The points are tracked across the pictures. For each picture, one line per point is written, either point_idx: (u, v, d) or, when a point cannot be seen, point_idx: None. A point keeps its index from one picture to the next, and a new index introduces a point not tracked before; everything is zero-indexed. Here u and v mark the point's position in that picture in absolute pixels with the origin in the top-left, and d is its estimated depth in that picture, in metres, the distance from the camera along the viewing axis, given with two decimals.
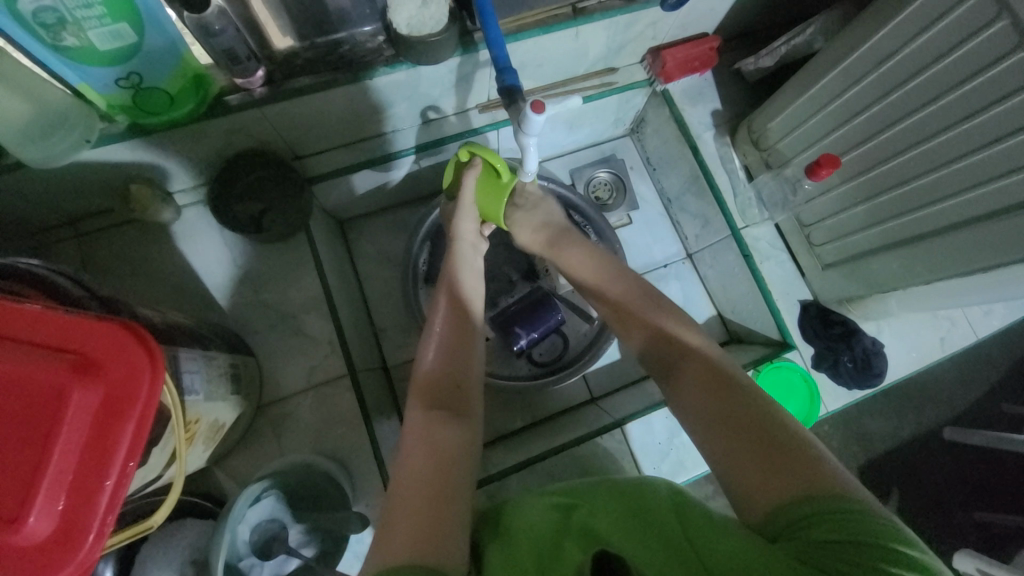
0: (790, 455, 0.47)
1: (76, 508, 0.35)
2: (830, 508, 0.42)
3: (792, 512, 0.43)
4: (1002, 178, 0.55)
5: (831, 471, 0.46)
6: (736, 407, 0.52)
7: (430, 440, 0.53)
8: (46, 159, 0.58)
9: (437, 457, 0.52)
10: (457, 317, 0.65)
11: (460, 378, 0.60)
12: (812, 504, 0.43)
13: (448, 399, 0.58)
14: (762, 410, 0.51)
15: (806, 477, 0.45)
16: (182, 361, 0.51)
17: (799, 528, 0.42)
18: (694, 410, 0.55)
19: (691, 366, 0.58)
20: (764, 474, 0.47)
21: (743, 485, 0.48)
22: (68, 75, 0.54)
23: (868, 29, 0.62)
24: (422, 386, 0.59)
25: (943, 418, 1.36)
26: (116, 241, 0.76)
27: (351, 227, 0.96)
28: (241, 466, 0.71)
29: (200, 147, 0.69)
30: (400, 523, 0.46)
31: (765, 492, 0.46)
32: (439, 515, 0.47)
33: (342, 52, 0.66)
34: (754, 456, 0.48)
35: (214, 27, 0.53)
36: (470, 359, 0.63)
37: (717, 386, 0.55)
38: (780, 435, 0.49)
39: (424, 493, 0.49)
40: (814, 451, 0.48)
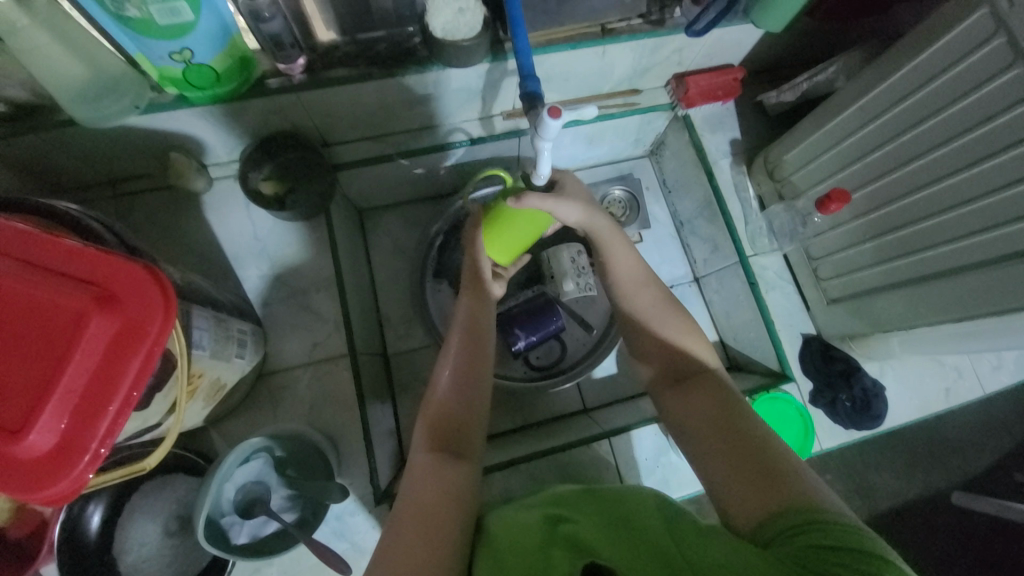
0: (780, 472, 0.48)
1: (77, 429, 0.37)
2: (817, 516, 0.43)
3: (780, 521, 0.44)
4: (1008, 225, 0.55)
5: (819, 490, 0.47)
6: (736, 425, 0.53)
7: (432, 472, 0.54)
8: (95, 119, 0.64)
9: (444, 489, 0.52)
10: (470, 336, 0.65)
11: (465, 417, 0.60)
12: (800, 513, 0.44)
13: (452, 439, 0.58)
14: (756, 431, 0.53)
15: (794, 491, 0.46)
16: (194, 317, 0.54)
17: (787, 535, 0.43)
18: (692, 425, 0.56)
19: (692, 385, 0.59)
20: (755, 489, 0.48)
21: (732, 498, 0.49)
22: (129, 45, 0.59)
23: (886, 70, 0.64)
24: (434, 412, 0.60)
25: (952, 480, 1.31)
26: (150, 204, 0.81)
27: (369, 217, 0.99)
28: (236, 430, 0.74)
29: (237, 124, 0.74)
30: (407, 536, 0.48)
31: (756, 503, 0.47)
32: (436, 540, 0.48)
33: (379, 49, 0.70)
34: (745, 469, 0.49)
35: (263, 13, 0.58)
36: (478, 396, 0.62)
37: (713, 406, 0.56)
38: (771, 454, 0.50)
39: (422, 520, 0.49)
40: (802, 471, 0.49)
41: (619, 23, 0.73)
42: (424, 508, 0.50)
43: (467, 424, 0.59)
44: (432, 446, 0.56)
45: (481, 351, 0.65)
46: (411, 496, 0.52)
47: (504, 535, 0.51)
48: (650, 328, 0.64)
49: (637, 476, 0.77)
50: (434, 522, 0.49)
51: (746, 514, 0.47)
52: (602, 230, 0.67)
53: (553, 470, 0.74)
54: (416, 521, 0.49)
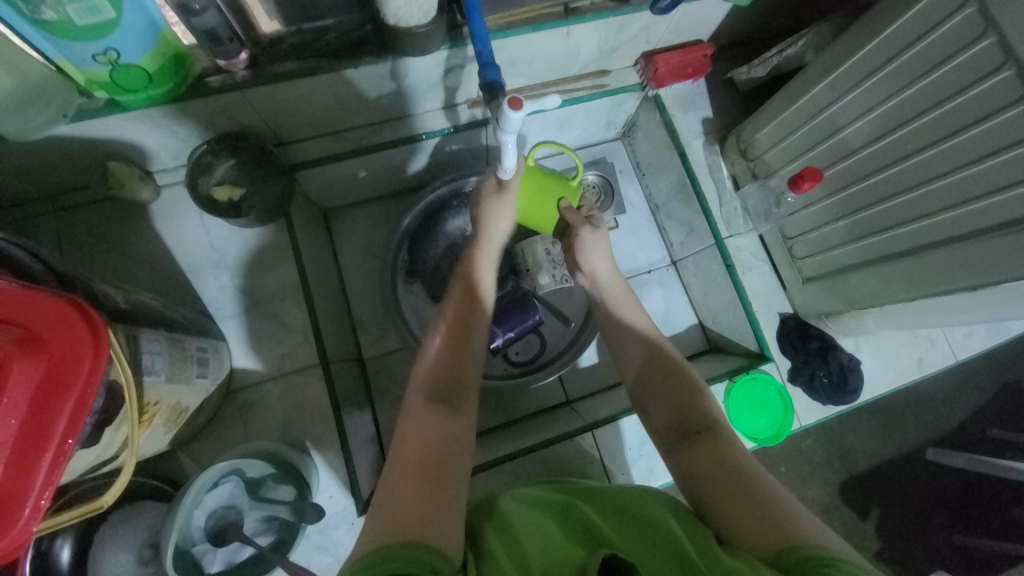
0: (780, 506, 0.46)
1: (12, 481, 0.34)
2: (828, 556, 0.40)
3: (790, 555, 0.41)
4: (981, 199, 0.54)
5: (826, 532, 0.43)
6: (740, 460, 0.51)
7: (427, 424, 0.51)
8: (21, 131, 0.59)
9: (437, 448, 0.49)
10: (466, 308, 0.62)
11: (463, 373, 0.58)
12: (808, 550, 0.40)
13: (451, 395, 0.55)
14: (751, 466, 0.50)
15: (801, 528, 0.43)
16: (143, 341, 0.51)
17: (800, 569, 0.39)
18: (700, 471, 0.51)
19: (703, 435, 0.54)
20: (764, 523, 0.44)
21: (741, 530, 0.45)
22: (47, 49, 0.53)
23: (857, 42, 0.62)
24: (426, 377, 0.57)
25: (928, 438, 1.36)
26: (93, 218, 0.76)
27: (335, 216, 0.95)
28: (207, 450, 0.71)
29: (180, 127, 0.68)
30: (395, 503, 0.44)
31: (764, 533, 0.44)
32: (437, 495, 0.45)
33: (327, 39, 0.66)
34: (746, 498, 0.47)
35: (194, 6, 0.53)
36: (474, 353, 0.60)
37: (723, 455, 0.51)
38: (770, 490, 0.47)
39: (415, 470, 0.46)
40: (802, 511, 0.46)
41: (583, 1, 0.69)
42: (419, 459, 0.47)
43: (467, 380, 0.57)
44: (432, 399, 0.54)
45: (478, 312, 0.62)
46: (400, 459, 0.48)
47: (517, 515, 0.48)
48: (649, 387, 0.61)
49: (622, 466, 0.77)
50: (432, 476, 0.46)
51: (754, 544, 0.43)
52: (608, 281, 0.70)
53: (537, 467, 0.73)
54: (411, 468, 0.46)
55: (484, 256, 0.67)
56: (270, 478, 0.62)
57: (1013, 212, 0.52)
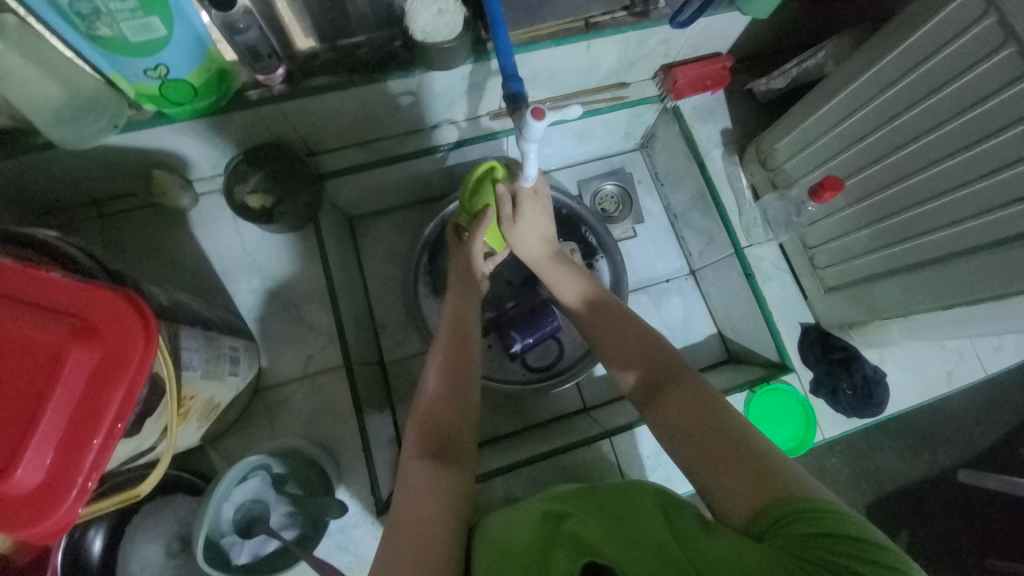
0: (758, 457, 0.47)
1: (62, 463, 0.37)
2: (804, 507, 0.42)
3: (771, 512, 0.43)
4: (1008, 207, 0.53)
5: (807, 479, 0.45)
6: (721, 416, 0.51)
7: (427, 481, 0.52)
8: (76, 140, 0.62)
9: (432, 503, 0.50)
10: (456, 360, 0.64)
11: (456, 427, 0.59)
12: (786, 505, 0.43)
13: (446, 446, 0.57)
14: (731, 417, 0.51)
15: (780, 480, 0.45)
16: (182, 338, 0.53)
17: (781, 528, 0.42)
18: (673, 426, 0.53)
19: (675, 384, 0.56)
20: (740, 481, 0.46)
21: (721, 490, 0.47)
22: (103, 64, 0.58)
23: (876, 53, 0.62)
24: (418, 428, 0.58)
25: (959, 458, 1.31)
26: (136, 222, 0.80)
27: (360, 224, 0.98)
28: (234, 447, 0.74)
29: (219, 137, 0.72)
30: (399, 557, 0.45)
31: (744, 494, 0.46)
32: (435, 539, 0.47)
33: (359, 55, 0.69)
34: (724, 454, 0.49)
35: (238, 25, 0.57)
36: (468, 404, 0.61)
37: (696, 407, 0.53)
38: (750, 442, 0.49)
39: (416, 524, 0.48)
40: (785, 459, 0.48)
41: (603, 17, 0.72)
42: (418, 510, 0.49)
43: (460, 433, 0.59)
44: (425, 454, 0.55)
45: (468, 367, 0.64)
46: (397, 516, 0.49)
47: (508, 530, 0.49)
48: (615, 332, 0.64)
49: (641, 474, 0.76)
50: (432, 532, 0.47)
51: (735, 509, 0.46)
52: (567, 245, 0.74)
53: (553, 473, 0.73)
54: (410, 526, 0.47)
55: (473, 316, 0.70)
56: (292, 477, 0.65)
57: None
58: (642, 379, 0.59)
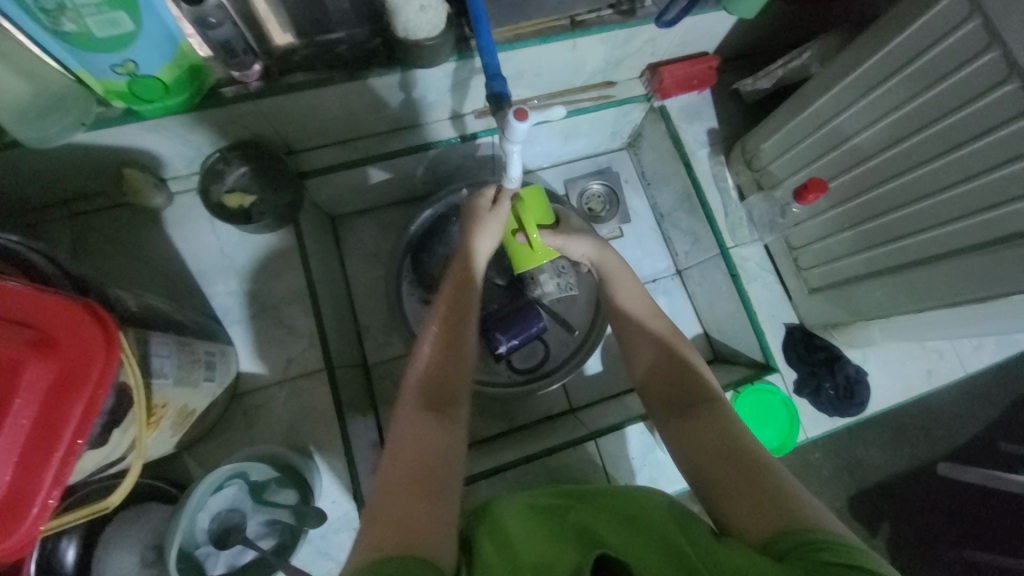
0: (780, 488, 0.47)
1: (23, 480, 0.35)
2: (824, 536, 0.41)
3: (788, 538, 0.42)
4: (988, 211, 0.54)
5: (824, 513, 0.45)
6: (742, 442, 0.52)
7: (419, 436, 0.50)
8: (41, 139, 0.60)
9: (423, 462, 0.48)
10: (457, 296, 0.62)
11: (451, 381, 0.57)
12: (803, 532, 0.42)
13: (442, 400, 0.55)
14: (757, 451, 0.51)
15: (802, 510, 0.45)
16: (153, 345, 0.52)
17: (797, 551, 0.41)
18: (699, 449, 0.53)
19: (705, 408, 0.56)
20: (761, 504, 0.46)
21: (737, 511, 0.47)
22: (68, 60, 0.55)
23: (861, 55, 0.62)
24: (419, 382, 0.56)
25: (938, 453, 1.33)
26: (109, 222, 0.78)
27: (342, 223, 0.97)
28: (212, 453, 0.72)
29: (193, 135, 0.70)
30: (388, 518, 0.43)
31: (763, 519, 0.45)
32: (431, 504, 0.45)
33: (339, 52, 0.68)
34: (748, 479, 0.48)
35: (211, 20, 0.55)
36: (468, 354, 0.60)
37: (723, 435, 0.53)
38: (775, 476, 0.48)
39: (411, 478, 0.47)
40: (805, 495, 0.47)
41: (588, 14, 0.71)
42: (412, 466, 0.47)
43: (454, 385, 0.57)
44: (424, 407, 0.53)
45: (472, 309, 0.62)
46: (389, 478, 0.47)
47: (514, 522, 0.47)
48: (642, 348, 0.64)
49: (626, 476, 0.76)
50: (426, 484, 0.46)
51: (752, 534, 0.45)
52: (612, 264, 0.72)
53: (538, 476, 0.73)
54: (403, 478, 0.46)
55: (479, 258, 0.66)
56: (274, 482, 0.63)
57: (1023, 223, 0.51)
58: (665, 392, 0.61)
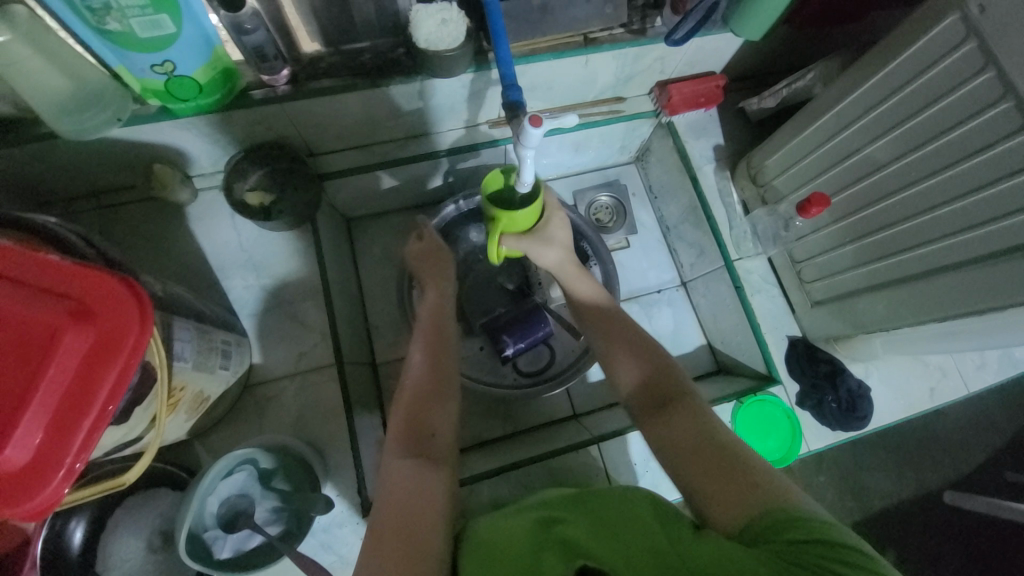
0: (749, 471, 0.49)
1: (51, 443, 0.37)
2: (792, 515, 0.43)
3: (760, 521, 0.44)
4: (984, 225, 0.56)
5: (793, 491, 0.47)
6: (722, 434, 0.53)
7: (406, 475, 0.52)
8: (78, 132, 0.63)
9: (415, 501, 0.49)
10: (434, 344, 0.66)
11: (433, 420, 0.58)
12: (775, 514, 0.44)
13: (424, 441, 0.56)
14: (727, 439, 0.52)
15: (771, 491, 0.46)
16: (175, 329, 0.54)
17: (768, 535, 0.43)
18: (675, 446, 0.54)
19: (680, 406, 0.57)
20: (734, 490, 0.48)
21: (712, 500, 0.48)
22: (110, 58, 0.59)
23: (861, 76, 0.65)
24: (400, 424, 0.57)
25: (944, 480, 1.32)
26: (136, 215, 0.81)
27: (357, 225, 1.00)
28: (222, 442, 0.73)
29: (221, 135, 0.73)
30: (384, 556, 0.44)
31: (736, 505, 0.47)
32: (422, 541, 0.46)
33: (363, 60, 0.71)
34: (720, 467, 0.50)
35: (246, 26, 0.58)
36: (446, 393, 0.62)
37: (699, 432, 0.54)
38: (744, 460, 0.50)
39: (400, 516, 0.48)
40: (770, 471, 0.49)
41: (601, 33, 0.74)
42: (402, 506, 0.49)
43: (437, 425, 0.58)
44: (405, 450, 0.55)
45: (448, 355, 0.66)
46: (381, 511, 0.49)
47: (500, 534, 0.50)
48: (616, 362, 0.64)
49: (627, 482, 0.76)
50: (416, 521, 0.47)
51: (726, 522, 0.47)
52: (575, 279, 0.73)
53: (540, 478, 0.73)
54: (388, 517, 0.47)
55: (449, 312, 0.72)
56: (280, 471, 0.64)
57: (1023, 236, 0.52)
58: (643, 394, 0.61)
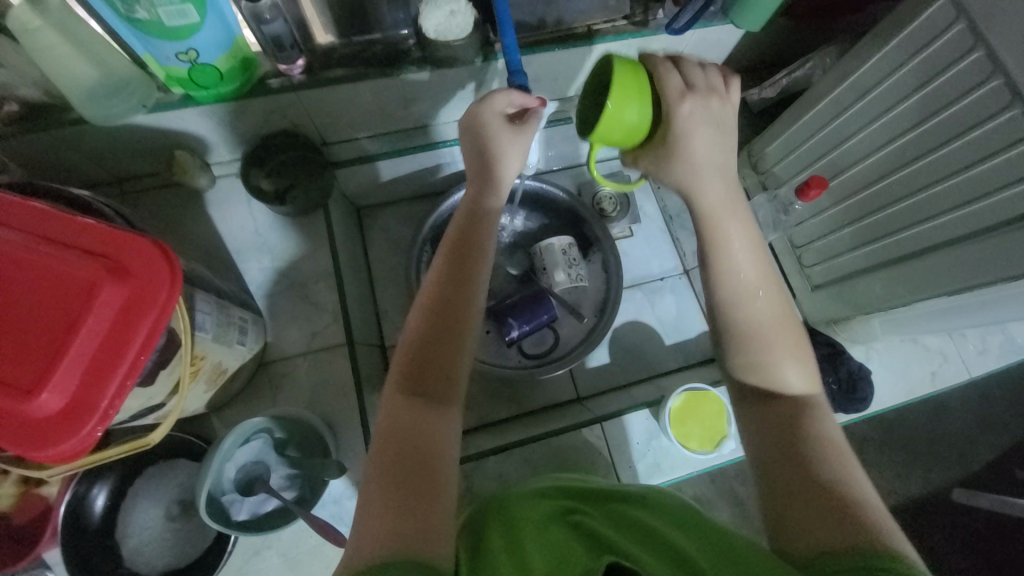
0: (844, 510, 0.46)
1: (86, 391, 0.40)
2: (878, 561, 0.41)
3: (840, 560, 0.42)
4: (977, 201, 0.57)
5: (893, 536, 0.43)
6: (822, 437, 0.52)
7: (406, 420, 0.51)
8: (106, 117, 0.66)
9: (411, 449, 0.49)
10: (454, 266, 0.59)
11: (443, 359, 0.55)
12: (857, 555, 0.42)
13: (430, 380, 0.54)
14: (826, 470, 0.49)
15: (863, 534, 0.43)
16: (197, 300, 0.57)
17: (844, 574, 0.41)
18: (770, 450, 0.53)
19: (785, 411, 0.54)
20: (819, 524, 0.46)
21: (792, 524, 0.47)
22: (137, 46, 0.62)
23: (857, 61, 0.67)
24: (405, 361, 0.55)
25: (950, 477, 1.32)
26: (158, 200, 0.85)
27: (367, 214, 1.03)
28: (237, 416, 0.76)
29: (240, 123, 0.77)
30: (383, 506, 0.45)
31: (818, 537, 0.45)
32: (423, 495, 0.46)
33: (375, 50, 0.73)
34: (811, 499, 0.47)
35: (265, 16, 0.62)
36: (468, 326, 0.57)
37: (800, 452, 0.51)
38: (843, 497, 0.47)
39: (397, 467, 0.48)
40: (871, 512, 0.46)
41: (604, 24, 0.76)
42: (399, 456, 0.49)
43: (444, 364, 0.55)
44: (409, 392, 0.53)
45: (466, 283, 0.58)
46: (378, 453, 0.50)
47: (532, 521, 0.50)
48: (740, 303, 0.58)
49: (629, 460, 0.78)
50: (417, 471, 0.48)
51: (802, 550, 0.45)
52: (716, 200, 0.58)
53: (545, 455, 0.75)
54: (393, 466, 0.48)
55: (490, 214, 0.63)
56: (292, 442, 0.67)
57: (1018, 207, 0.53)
58: (733, 343, 0.58)
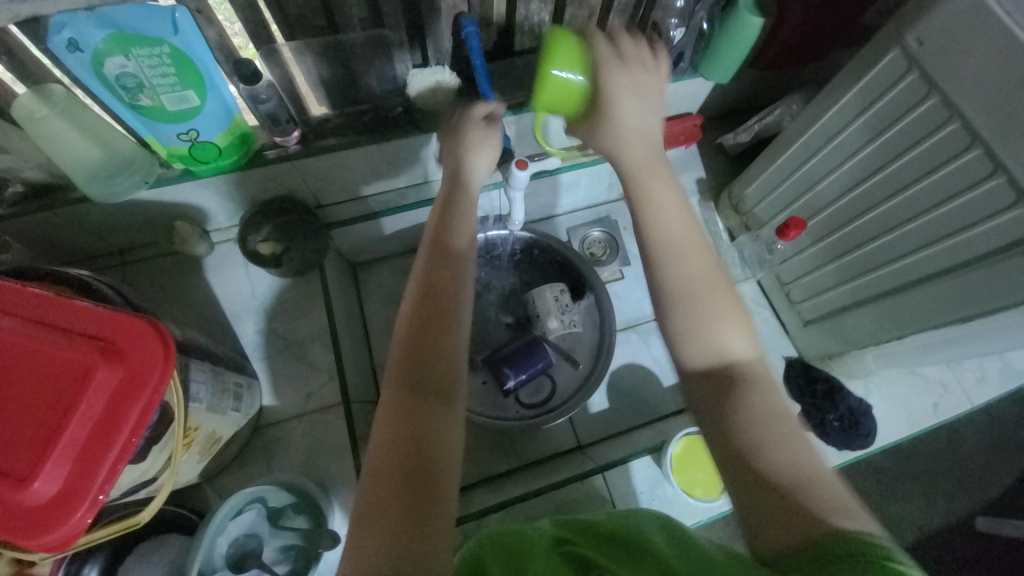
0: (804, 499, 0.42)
1: (78, 476, 0.40)
2: (842, 549, 0.37)
3: (804, 555, 0.39)
4: (951, 237, 0.59)
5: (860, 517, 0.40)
6: (769, 413, 0.47)
7: (404, 415, 0.48)
8: (108, 194, 0.69)
9: (409, 451, 0.45)
10: (442, 256, 0.56)
11: (445, 353, 0.51)
12: (820, 546, 0.38)
13: (428, 373, 0.50)
14: (790, 450, 0.45)
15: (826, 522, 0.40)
16: (192, 370, 0.57)
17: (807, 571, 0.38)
18: (738, 428, 0.47)
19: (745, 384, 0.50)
20: (781, 516, 0.42)
21: (754, 518, 0.43)
22: (140, 129, 0.65)
23: (821, 108, 0.70)
24: (402, 354, 0.51)
25: (974, 506, 1.27)
26: (157, 269, 0.87)
27: (362, 270, 1.05)
28: (231, 485, 0.75)
29: (237, 192, 0.80)
30: (378, 520, 0.42)
31: (781, 532, 0.41)
32: (421, 504, 0.43)
33: (366, 119, 0.77)
34: (770, 489, 0.43)
35: (262, 97, 0.65)
36: (462, 317, 0.54)
37: (774, 430, 0.46)
38: (802, 487, 0.43)
39: (396, 470, 0.44)
40: (834, 494, 0.42)
41: None
42: (400, 458, 0.45)
43: (445, 357, 0.51)
44: (410, 388, 0.49)
45: (451, 272, 0.55)
46: (373, 456, 0.46)
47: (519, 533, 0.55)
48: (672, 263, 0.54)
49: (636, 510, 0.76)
50: (416, 475, 0.44)
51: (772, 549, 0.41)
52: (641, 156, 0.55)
53: None
54: (393, 471, 0.44)
55: (467, 203, 0.61)
56: (291, 509, 0.66)
57: (999, 238, 0.55)
58: (677, 303, 0.53)
